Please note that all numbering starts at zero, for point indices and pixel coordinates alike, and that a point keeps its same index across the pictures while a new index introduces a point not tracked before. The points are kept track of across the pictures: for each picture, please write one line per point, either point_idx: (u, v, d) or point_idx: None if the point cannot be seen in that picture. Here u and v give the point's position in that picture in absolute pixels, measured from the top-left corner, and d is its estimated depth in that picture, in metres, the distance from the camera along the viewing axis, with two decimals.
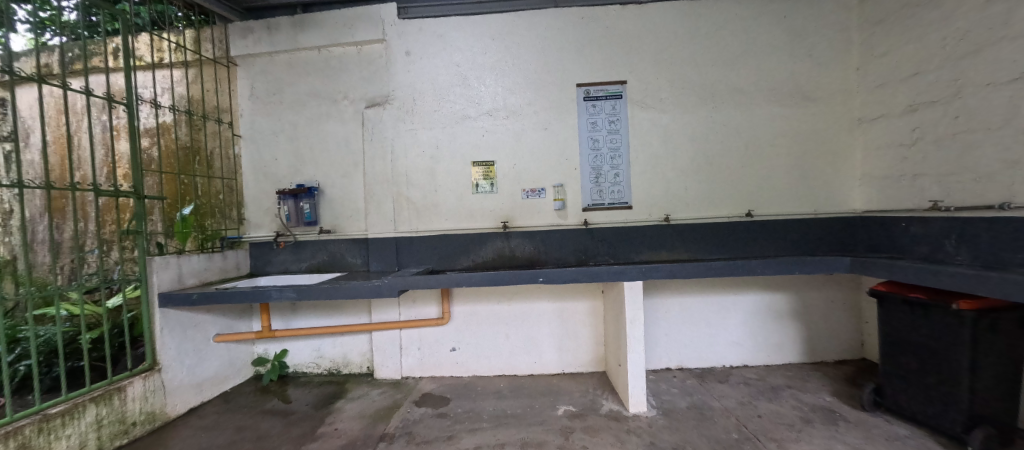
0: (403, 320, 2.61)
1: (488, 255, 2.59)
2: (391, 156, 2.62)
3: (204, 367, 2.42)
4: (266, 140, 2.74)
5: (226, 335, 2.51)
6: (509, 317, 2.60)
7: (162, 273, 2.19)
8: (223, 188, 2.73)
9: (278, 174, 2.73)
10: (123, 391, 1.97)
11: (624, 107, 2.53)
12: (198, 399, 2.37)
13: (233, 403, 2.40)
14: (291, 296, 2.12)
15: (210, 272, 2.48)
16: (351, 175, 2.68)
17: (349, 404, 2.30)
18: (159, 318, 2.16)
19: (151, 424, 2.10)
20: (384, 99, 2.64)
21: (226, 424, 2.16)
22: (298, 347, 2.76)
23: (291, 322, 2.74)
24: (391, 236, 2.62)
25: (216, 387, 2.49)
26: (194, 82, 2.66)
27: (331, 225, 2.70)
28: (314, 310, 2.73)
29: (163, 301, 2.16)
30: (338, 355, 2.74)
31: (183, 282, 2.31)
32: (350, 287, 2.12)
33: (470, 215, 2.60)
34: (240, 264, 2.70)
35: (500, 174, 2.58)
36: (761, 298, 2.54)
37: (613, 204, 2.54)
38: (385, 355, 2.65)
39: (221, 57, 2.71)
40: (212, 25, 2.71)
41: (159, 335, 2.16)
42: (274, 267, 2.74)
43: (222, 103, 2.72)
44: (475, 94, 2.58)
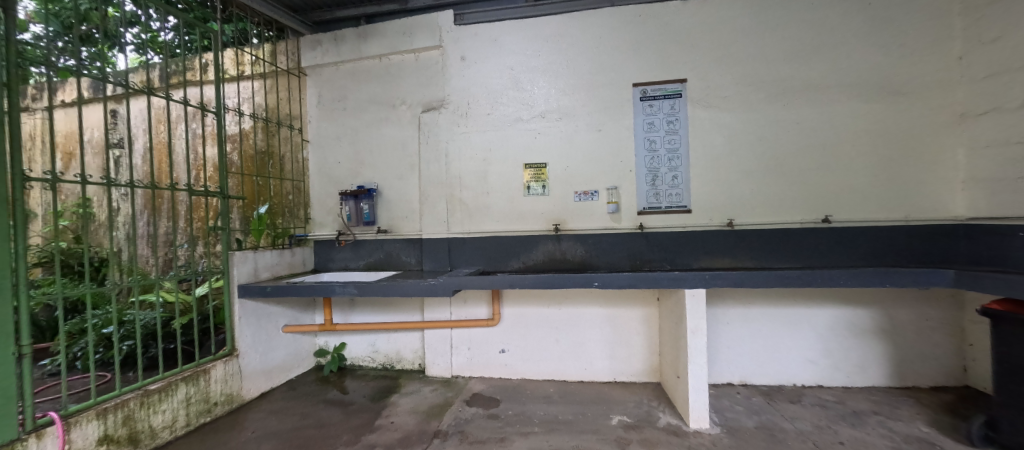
0: (454, 319, 2.65)
1: (539, 257, 2.58)
2: (446, 158, 2.69)
3: (273, 355, 2.60)
4: (330, 144, 2.92)
5: (293, 326, 2.70)
6: (559, 321, 2.56)
7: (241, 267, 2.39)
8: (292, 189, 2.91)
9: (340, 176, 2.90)
10: (208, 373, 2.16)
11: (684, 106, 2.42)
12: (268, 385, 2.56)
13: (298, 390, 2.57)
14: (352, 292, 2.22)
15: (280, 267, 2.67)
16: (407, 178, 2.78)
17: (403, 399, 2.38)
18: (238, 308, 2.36)
19: (229, 404, 2.29)
20: (439, 103, 2.72)
21: (291, 410, 2.30)
22: (355, 340, 2.90)
23: (350, 317, 2.88)
24: (444, 236, 2.69)
25: (283, 374, 2.67)
26: (271, 91, 2.85)
27: (387, 225, 2.82)
28: (370, 306, 2.85)
29: (241, 292, 2.36)
30: (392, 351, 2.84)
31: (258, 275, 2.51)
32: (407, 285, 2.19)
33: (521, 217, 2.60)
34: (305, 261, 2.89)
35: (552, 177, 2.56)
36: (839, 313, 2.31)
37: (671, 208, 2.43)
38: (436, 353, 2.71)
39: (293, 67, 2.93)
40: (285, 39, 2.92)
41: (237, 323, 2.36)
42: (335, 264, 2.90)
43: (293, 110, 2.94)
44: (528, 97, 2.58)
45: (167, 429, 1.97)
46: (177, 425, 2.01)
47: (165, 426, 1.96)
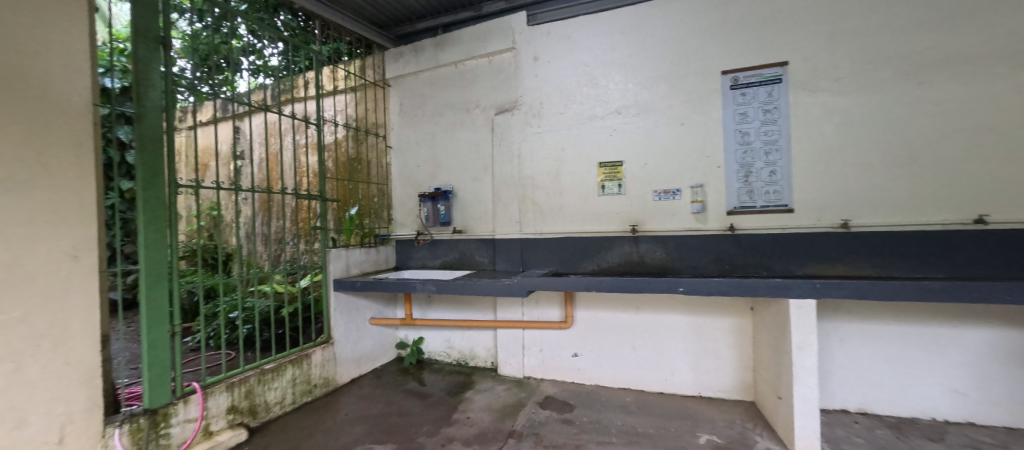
0: (526, 320, 2.66)
1: (615, 259, 2.47)
2: (518, 159, 2.71)
3: (362, 345, 2.83)
4: (411, 149, 3.11)
5: (378, 319, 2.91)
6: (636, 327, 2.43)
7: (335, 263, 2.65)
8: (377, 192, 3.15)
9: (419, 179, 3.07)
10: (309, 357, 2.42)
11: (784, 93, 2.15)
12: (357, 372, 2.79)
13: (383, 379, 2.76)
14: (431, 289, 2.33)
15: (368, 263, 2.91)
16: (481, 179, 2.86)
17: (478, 395, 2.43)
18: (333, 300, 2.61)
19: (326, 387, 2.55)
20: (512, 105, 2.74)
21: (377, 397, 2.48)
22: (433, 335, 3.04)
23: (427, 313, 3.03)
24: (516, 237, 2.71)
25: (370, 363, 2.90)
26: (360, 103, 3.10)
27: (462, 225, 2.92)
28: (446, 303, 2.97)
29: (336, 286, 2.62)
30: (466, 347, 2.93)
31: (349, 271, 2.75)
32: (482, 284, 2.24)
33: (596, 217, 2.52)
34: (388, 258, 3.11)
35: (629, 175, 2.44)
36: (999, 336, 1.87)
37: (768, 207, 2.17)
38: (509, 353, 2.74)
39: (378, 80, 3.21)
40: (372, 54, 3.21)
41: (333, 314, 2.61)
42: (415, 262, 3.08)
43: (379, 119, 3.19)
44: (603, 93, 2.50)
45: (278, 404, 2.24)
46: (285, 402, 2.28)
47: (276, 402, 2.24)
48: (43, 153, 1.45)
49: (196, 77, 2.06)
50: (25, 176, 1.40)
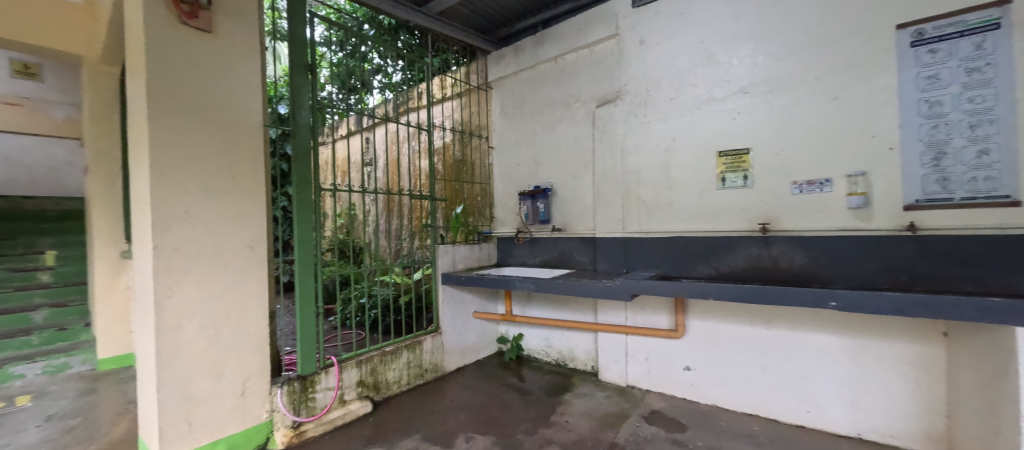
0: (630, 325, 2.47)
1: (739, 263, 2.12)
2: (622, 153, 2.54)
3: (466, 336, 2.99)
4: (511, 149, 3.17)
5: (481, 313, 3.04)
6: (767, 344, 2.05)
7: (443, 258, 2.84)
8: (480, 192, 3.29)
9: (519, 178, 3.12)
10: (421, 344, 2.65)
11: (1005, 40, 1.53)
12: (462, 361, 2.97)
13: (485, 371, 2.87)
14: (530, 286, 2.33)
15: (472, 259, 3.06)
16: (581, 176, 2.76)
17: (576, 400, 2.35)
18: (441, 292, 2.81)
19: (436, 372, 2.76)
20: (615, 95, 2.58)
21: (480, 388, 2.58)
22: (532, 332, 3.06)
23: (527, 310, 3.06)
24: (619, 236, 2.54)
25: (473, 354, 3.05)
26: (465, 108, 3.27)
27: (561, 223, 2.86)
28: (545, 302, 2.96)
29: (444, 279, 2.81)
30: (565, 348, 2.87)
31: (455, 266, 2.93)
32: (581, 284, 2.15)
33: (714, 214, 2.20)
34: (490, 255, 3.22)
35: (757, 165, 2.07)
36: None
37: (975, 199, 1.59)
38: (610, 358, 2.59)
39: (482, 83, 3.34)
40: (477, 59, 3.36)
41: (441, 305, 2.81)
42: (515, 260, 3.13)
43: (482, 122, 3.33)
44: (724, 72, 2.16)
45: (395, 383, 2.50)
46: (401, 382, 2.54)
47: (394, 381, 2.50)
48: (235, 168, 1.86)
49: (340, 99, 2.42)
50: (224, 186, 1.81)
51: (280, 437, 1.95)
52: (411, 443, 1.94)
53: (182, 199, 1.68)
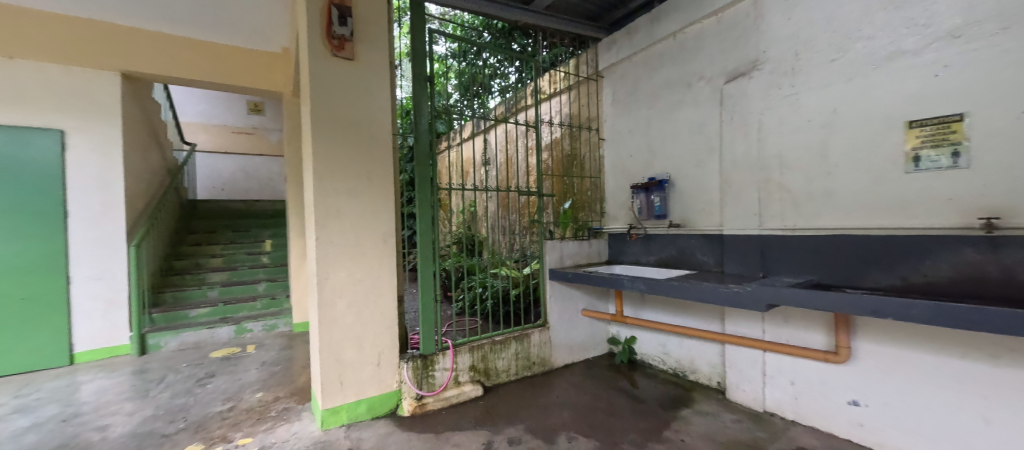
0: (768, 340, 2.06)
1: (939, 272, 1.52)
2: (758, 134, 2.13)
3: (575, 334, 2.95)
4: (623, 139, 2.97)
5: (590, 311, 2.94)
6: (993, 391, 1.43)
7: (551, 254, 2.85)
8: (591, 186, 3.18)
9: (633, 169, 2.89)
10: (529, 336, 2.72)
11: None
12: (571, 358, 2.93)
13: (593, 371, 2.78)
14: (641, 287, 2.14)
15: (581, 256, 2.99)
16: (705, 164, 2.41)
17: (696, 418, 2.08)
18: (549, 287, 2.82)
19: (543, 366, 2.79)
20: (749, 67, 2.17)
21: (587, 388, 2.50)
22: (646, 337, 2.83)
23: (641, 312, 2.84)
24: (755, 234, 2.14)
25: (582, 352, 2.99)
26: (575, 101, 3.19)
27: (681, 218, 2.56)
28: (662, 305, 2.69)
29: (552, 275, 2.80)
30: (685, 358, 2.56)
31: (563, 262, 2.90)
32: (702, 288, 1.88)
33: (900, 207, 1.65)
34: (600, 252, 3.10)
35: (976, 134, 1.46)
36: None
37: None
38: (742, 376, 2.21)
39: (591, 73, 3.18)
40: (587, 49, 3.22)
41: (549, 301, 2.82)
42: (628, 258, 2.93)
43: (592, 113, 3.20)
44: (919, 13, 1.59)
45: (505, 371, 2.63)
46: (510, 371, 2.65)
47: (504, 369, 2.63)
48: (371, 173, 2.19)
49: (464, 105, 2.67)
50: (364, 189, 2.17)
51: (407, 405, 2.24)
52: (514, 432, 1.99)
53: (334, 199, 2.07)
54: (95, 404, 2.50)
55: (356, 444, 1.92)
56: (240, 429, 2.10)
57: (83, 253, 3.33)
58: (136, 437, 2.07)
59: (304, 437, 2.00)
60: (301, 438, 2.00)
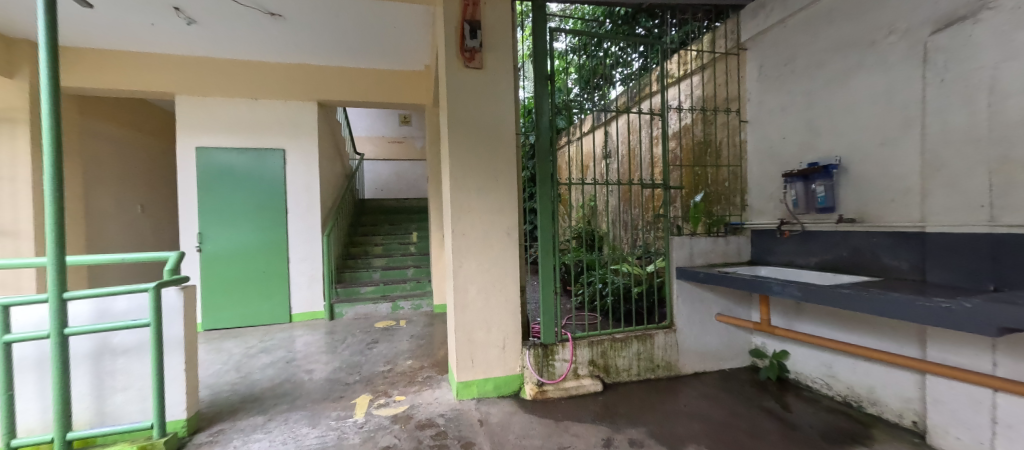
0: (1001, 377, 1.52)
1: None
2: (989, 96, 1.56)
3: (707, 340, 2.67)
4: (774, 119, 2.54)
5: (727, 316, 2.62)
6: None
7: (679, 251, 2.63)
8: (729, 176, 2.82)
9: (785, 154, 2.45)
10: (653, 338, 2.58)
11: None
12: (702, 367, 2.67)
13: (730, 384, 2.48)
14: (795, 294, 1.81)
15: (715, 254, 2.68)
16: (896, 142, 1.89)
17: None
18: (676, 287, 2.61)
19: (669, 371, 2.62)
20: (974, 7, 1.61)
21: (722, 401, 2.24)
22: (802, 353, 2.38)
23: (796, 324, 2.41)
24: (981, 233, 1.56)
25: (716, 362, 2.69)
26: (710, 81, 2.85)
27: (857, 212, 2.07)
28: (826, 317, 2.23)
29: (679, 274, 2.59)
30: (860, 384, 2.07)
31: (693, 261, 2.65)
32: (886, 299, 1.49)
33: None
34: (741, 251, 2.73)
35: None
36: None
37: None
38: (952, 419, 1.68)
39: (731, 47, 2.77)
40: (726, 20, 2.82)
41: (676, 301, 2.61)
42: (778, 258, 2.50)
43: (732, 93, 2.81)
44: None
45: (626, 371, 2.55)
46: (632, 371, 2.56)
47: (625, 368, 2.55)
48: (497, 170, 2.38)
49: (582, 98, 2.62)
50: (491, 186, 2.37)
51: (528, 389, 2.38)
52: (636, 433, 1.93)
53: (466, 196, 2.32)
54: (304, 353, 3.35)
55: (485, 417, 2.13)
56: (396, 388, 2.54)
57: (297, 240, 4.45)
58: (329, 381, 2.70)
59: (443, 403, 2.31)
60: (441, 403, 2.31)
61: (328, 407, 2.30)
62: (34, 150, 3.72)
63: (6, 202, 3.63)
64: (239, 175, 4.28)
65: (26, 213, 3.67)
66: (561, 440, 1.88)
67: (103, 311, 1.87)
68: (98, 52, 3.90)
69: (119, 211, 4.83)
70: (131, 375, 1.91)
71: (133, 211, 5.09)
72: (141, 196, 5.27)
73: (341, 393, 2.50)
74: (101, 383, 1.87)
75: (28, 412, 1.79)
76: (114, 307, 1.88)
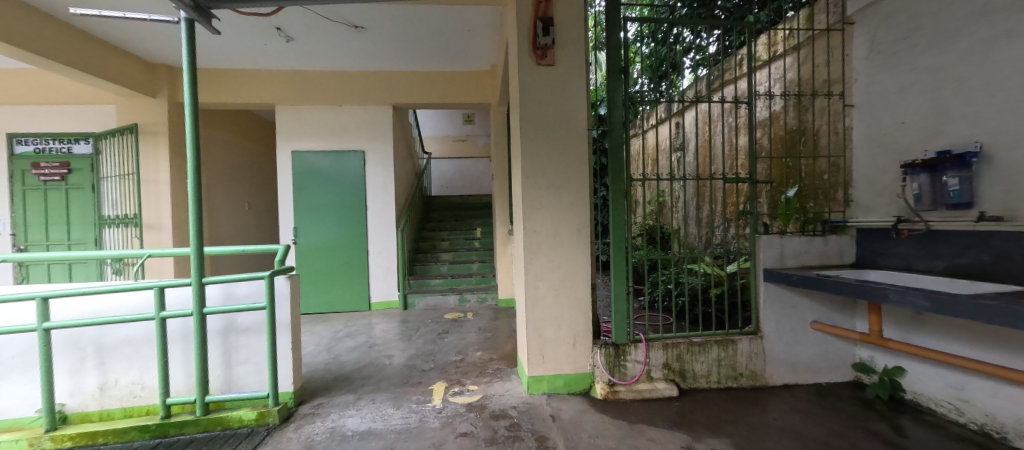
0: None
1: None
2: None
3: (800, 350, 2.43)
4: (889, 102, 2.21)
5: (824, 324, 2.36)
6: None
7: (767, 251, 2.42)
8: (829, 168, 2.52)
9: (905, 142, 2.13)
10: (735, 343, 2.40)
11: None
12: (793, 379, 2.44)
13: (829, 399, 2.23)
14: (919, 304, 1.56)
15: (810, 256, 2.43)
16: None
17: None
18: (763, 290, 2.40)
19: (754, 380, 2.42)
20: None
21: (820, 418, 2.03)
22: (922, 371, 2.06)
23: (914, 337, 2.09)
24: None
25: (810, 374, 2.43)
26: (806, 62, 2.56)
27: (1002, 209, 1.73)
28: (958, 332, 1.90)
29: (767, 276, 2.38)
30: (1003, 413, 1.74)
31: (784, 262, 2.42)
32: None
33: None
34: (843, 252, 2.43)
35: None
36: None
37: None
38: None
39: (834, 22, 2.44)
40: None
41: (762, 306, 2.41)
42: (892, 262, 2.18)
43: (834, 74, 2.49)
44: None
45: (704, 377, 2.41)
46: (710, 378, 2.41)
47: (702, 374, 2.41)
48: (568, 167, 2.36)
49: (650, 89, 2.46)
50: (562, 182, 2.36)
51: (599, 388, 2.34)
52: (719, 444, 1.81)
53: (537, 193, 2.34)
54: (384, 339, 3.62)
55: (556, 413, 2.15)
56: (469, 378, 2.66)
57: (376, 235, 4.82)
58: (407, 367, 2.90)
59: (514, 395, 2.36)
60: (512, 396, 2.37)
61: (408, 391, 2.47)
62: (172, 158, 4.44)
63: (153, 201, 4.39)
64: (327, 176, 4.73)
65: (167, 211, 4.40)
66: (637, 443, 1.83)
67: (229, 294, 2.18)
68: (217, 72, 4.53)
69: (232, 208, 5.60)
70: (250, 350, 2.22)
71: (242, 208, 5.86)
72: (248, 196, 6.05)
73: (418, 379, 2.68)
74: (228, 356, 2.20)
75: (177, 376, 2.16)
76: (237, 291, 2.19)
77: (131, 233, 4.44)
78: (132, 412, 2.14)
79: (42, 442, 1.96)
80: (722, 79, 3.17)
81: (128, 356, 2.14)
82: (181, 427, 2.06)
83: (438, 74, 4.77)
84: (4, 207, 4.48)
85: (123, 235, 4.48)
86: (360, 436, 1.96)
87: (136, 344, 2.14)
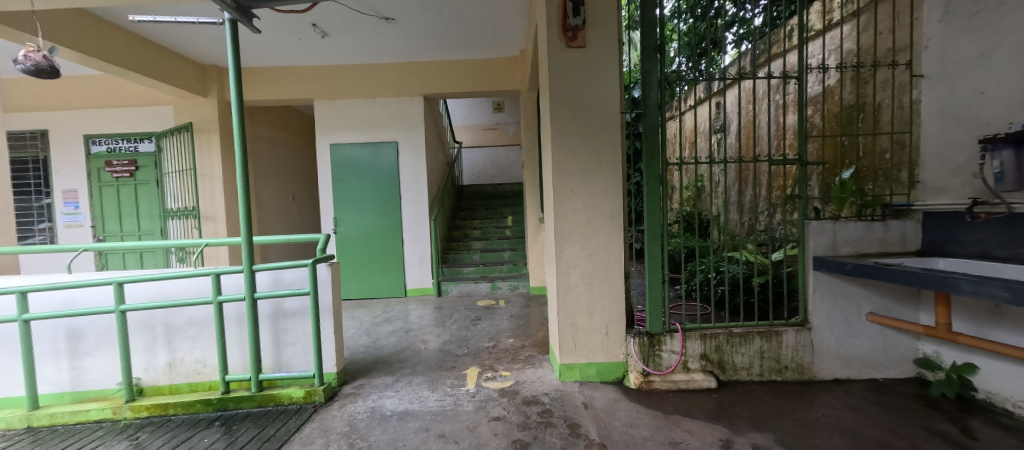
0: None
1: None
2: None
3: (854, 344, 2.27)
4: (966, 71, 1.97)
5: (881, 316, 2.19)
6: None
7: (818, 238, 2.26)
8: (892, 146, 2.29)
9: (986, 116, 1.90)
10: (780, 335, 2.28)
11: None
12: (845, 373, 2.29)
13: (886, 397, 2.07)
14: (1002, 296, 1.39)
15: (868, 243, 2.25)
16: None
17: None
18: (812, 280, 2.26)
19: (800, 374, 2.29)
20: None
21: (875, 416, 1.89)
22: (998, 369, 1.87)
23: (989, 331, 1.89)
24: None
25: (865, 370, 2.27)
26: (867, 30, 2.33)
27: None
28: None
29: (817, 265, 2.23)
30: None
31: (837, 250, 2.26)
32: None
33: None
34: (906, 239, 2.24)
35: None
36: None
37: None
38: None
39: None
40: None
41: (811, 296, 2.27)
42: (966, 248, 1.98)
43: (900, 41, 2.25)
44: None
45: (745, 369, 2.31)
46: (752, 370, 2.31)
47: (744, 366, 2.31)
48: (600, 152, 2.30)
49: (687, 68, 2.31)
50: (595, 167, 2.30)
51: (633, 377, 2.30)
52: (761, 439, 1.74)
53: (569, 179, 2.30)
54: (419, 325, 3.75)
55: (589, 401, 2.14)
56: (501, 364, 2.70)
57: (410, 224, 4.95)
58: (442, 352, 2.98)
59: (546, 382, 2.38)
60: (544, 382, 2.38)
61: (443, 375, 2.55)
62: (224, 153, 4.74)
63: (209, 194, 4.73)
64: (363, 167, 4.89)
65: (220, 203, 4.73)
66: (673, 435, 1.79)
67: (277, 280, 2.32)
68: (260, 71, 4.76)
69: (277, 199, 5.92)
70: (297, 332, 2.36)
71: (286, 199, 6.18)
72: (292, 187, 6.38)
73: (453, 363, 2.75)
74: (278, 337, 2.36)
75: (234, 355, 2.34)
76: (284, 277, 2.33)
77: (190, 224, 4.81)
78: (197, 386, 2.35)
79: (123, 411, 2.19)
80: (770, 53, 2.96)
81: (193, 337, 2.34)
82: (239, 401, 2.23)
83: (469, 63, 4.76)
84: (85, 202, 4.99)
85: (184, 226, 4.85)
86: (398, 416, 2.05)
87: (198, 325, 2.34)
